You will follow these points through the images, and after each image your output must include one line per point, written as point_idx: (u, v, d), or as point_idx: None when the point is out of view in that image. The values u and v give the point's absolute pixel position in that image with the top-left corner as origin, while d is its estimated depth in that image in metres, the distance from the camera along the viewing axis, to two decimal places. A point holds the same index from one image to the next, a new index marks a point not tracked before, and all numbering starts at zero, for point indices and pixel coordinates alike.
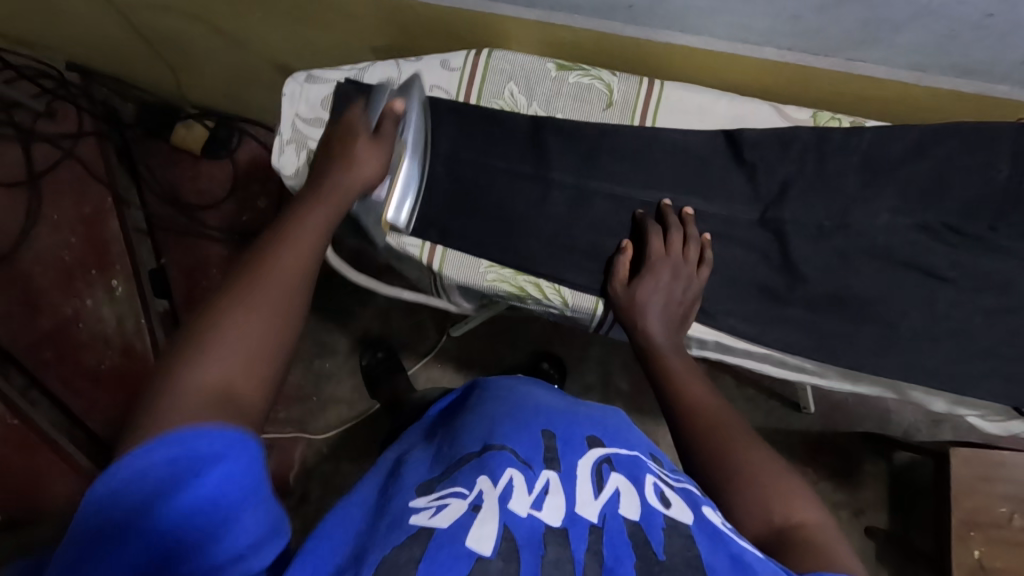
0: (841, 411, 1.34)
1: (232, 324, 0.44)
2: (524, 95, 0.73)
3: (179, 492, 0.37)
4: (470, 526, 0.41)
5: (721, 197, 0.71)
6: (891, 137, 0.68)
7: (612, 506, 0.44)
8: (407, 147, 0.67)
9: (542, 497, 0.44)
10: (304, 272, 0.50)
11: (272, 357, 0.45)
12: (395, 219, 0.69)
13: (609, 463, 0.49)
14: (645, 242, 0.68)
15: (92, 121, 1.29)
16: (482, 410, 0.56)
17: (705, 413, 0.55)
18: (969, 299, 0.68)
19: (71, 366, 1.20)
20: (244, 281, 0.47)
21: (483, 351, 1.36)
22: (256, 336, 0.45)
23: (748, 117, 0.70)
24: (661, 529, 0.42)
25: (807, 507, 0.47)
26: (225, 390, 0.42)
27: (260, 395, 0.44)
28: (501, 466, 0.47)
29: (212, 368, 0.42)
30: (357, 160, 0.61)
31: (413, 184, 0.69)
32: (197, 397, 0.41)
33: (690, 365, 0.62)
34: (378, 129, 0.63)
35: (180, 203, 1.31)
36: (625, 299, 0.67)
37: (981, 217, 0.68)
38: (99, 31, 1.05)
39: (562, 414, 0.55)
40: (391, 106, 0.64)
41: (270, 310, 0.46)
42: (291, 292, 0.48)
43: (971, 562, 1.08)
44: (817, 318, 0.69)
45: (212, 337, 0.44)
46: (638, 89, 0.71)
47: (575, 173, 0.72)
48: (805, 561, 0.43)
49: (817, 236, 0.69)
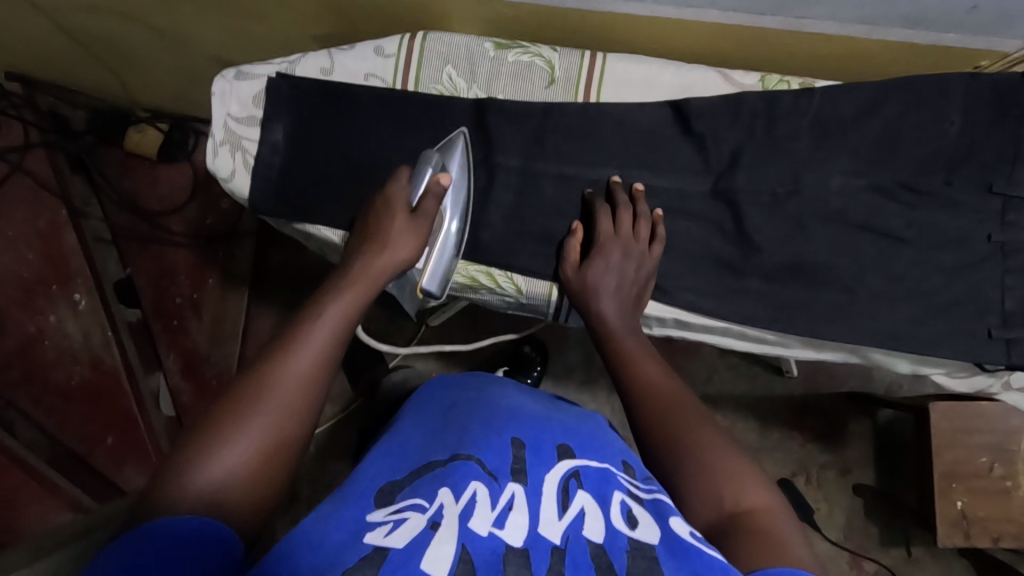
0: (823, 373, 1.34)
1: (239, 431, 0.43)
2: (464, 77, 0.70)
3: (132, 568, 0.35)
4: (427, 544, 0.39)
5: (671, 169, 0.69)
6: (841, 96, 0.66)
7: (576, 528, 0.42)
8: (446, 215, 0.67)
9: (505, 513, 0.43)
10: (321, 377, 0.48)
11: (270, 472, 0.43)
12: (429, 286, 0.68)
13: (577, 478, 0.48)
14: (594, 223, 0.67)
15: (37, 132, 1.25)
16: (453, 420, 0.55)
17: (660, 396, 0.54)
18: (927, 257, 0.66)
19: (40, 385, 1.18)
20: (258, 377, 0.46)
21: (461, 338, 1.35)
22: (264, 440, 0.43)
23: (695, 85, 0.68)
24: (626, 551, 0.41)
25: (758, 491, 0.46)
26: (220, 500, 0.41)
27: (251, 513, 0.42)
28: (464, 478, 0.45)
29: (215, 472, 0.41)
30: (392, 243, 0.60)
31: (447, 253, 0.68)
32: (189, 507, 0.40)
33: (645, 345, 0.60)
34: (418, 206, 0.63)
35: (141, 212, 1.27)
36: (577, 284, 0.66)
37: (936, 171, 0.66)
38: (35, 38, 1.01)
39: (534, 421, 0.54)
40: (436, 180, 0.64)
41: (281, 411, 0.45)
42: (305, 394, 0.46)
43: (955, 514, 1.10)
44: (774, 287, 0.68)
45: (215, 442, 0.42)
46: (581, 64, 0.69)
47: (523, 156, 0.70)
48: (751, 549, 0.42)
49: (771, 203, 0.68)
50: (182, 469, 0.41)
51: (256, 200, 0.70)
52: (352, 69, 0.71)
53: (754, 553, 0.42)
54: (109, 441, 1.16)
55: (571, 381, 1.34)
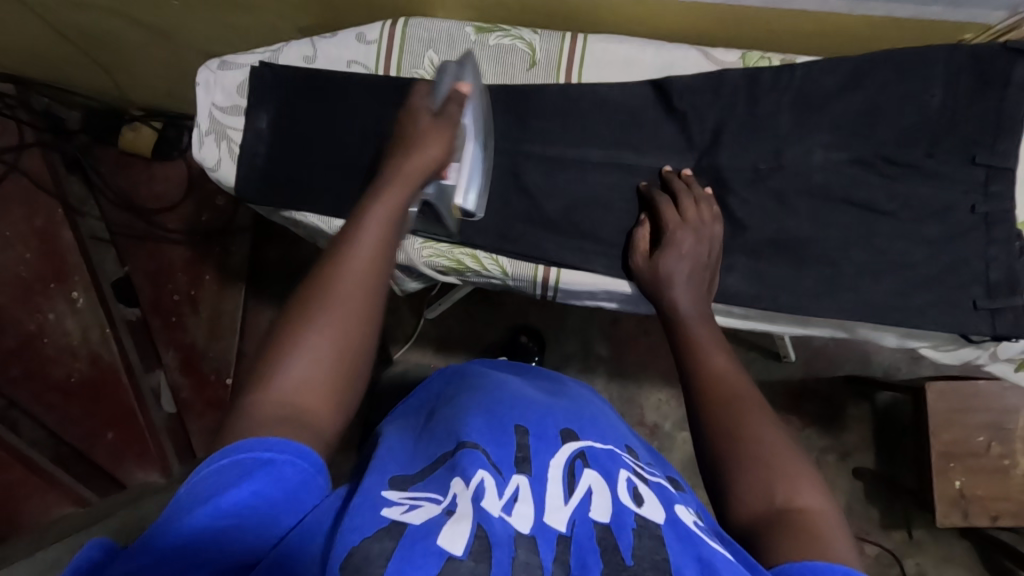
0: (821, 357, 1.34)
1: (306, 341, 0.45)
2: (445, 62, 0.70)
3: (226, 489, 0.37)
4: (444, 524, 0.39)
5: (655, 149, 0.69)
6: (821, 72, 0.66)
7: (582, 511, 0.43)
8: (469, 131, 0.63)
9: (512, 503, 0.43)
10: (376, 283, 0.48)
11: (345, 371, 0.46)
12: (465, 204, 0.65)
13: (583, 458, 0.48)
14: (659, 215, 0.65)
15: (32, 132, 1.25)
16: (459, 403, 0.56)
17: (729, 386, 0.53)
18: (910, 229, 0.66)
19: (40, 382, 1.18)
20: (314, 289, 0.47)
21: (459, 329, 1.36)
22: (332, 347, 0.45)
23: (676, 64, 0.69)
24: (632, 529, 0.41)
25: (814, 496, 0.46)
26: (298, 403, 0.43)
27: (331, 412, 0.44)
28: (472, 466, 0.45)
29: (291, 380, 0.44)
30: (422, 143, 0.57)
31: (476, 168, 0.65)
32: (272, 412, 0.42)
33: (714, 334, 0.59)
34: (444, 109, 0.60)
35: (135, 209, 1.30)
36: (648, 273, 0.64)
37: (917, 144, 0.66)
38: (26, 38, 1.02)
39: (539, 407, 0.54)
40: (456, 88, 0.61)
41: (344, 315, 0.46)
42: (363, 298, 0.47)
43: (953, 493, 1.09)
44: (759, 263, 0.68)
45: (285, 354, 0.44)
46: (561, 46, 0.69)
47: (507, 138, 0.70)
48: (799, 545, 0.42)
49: (753, 179, 0.68)
50: (260, 385, 0.43)
51: (242, 187, 0.71)
52: (334, 56, 0.72)
53: (799, 548, 0.42)
54: (110, 437, 1.17)
55: (569, 369, 1.35)
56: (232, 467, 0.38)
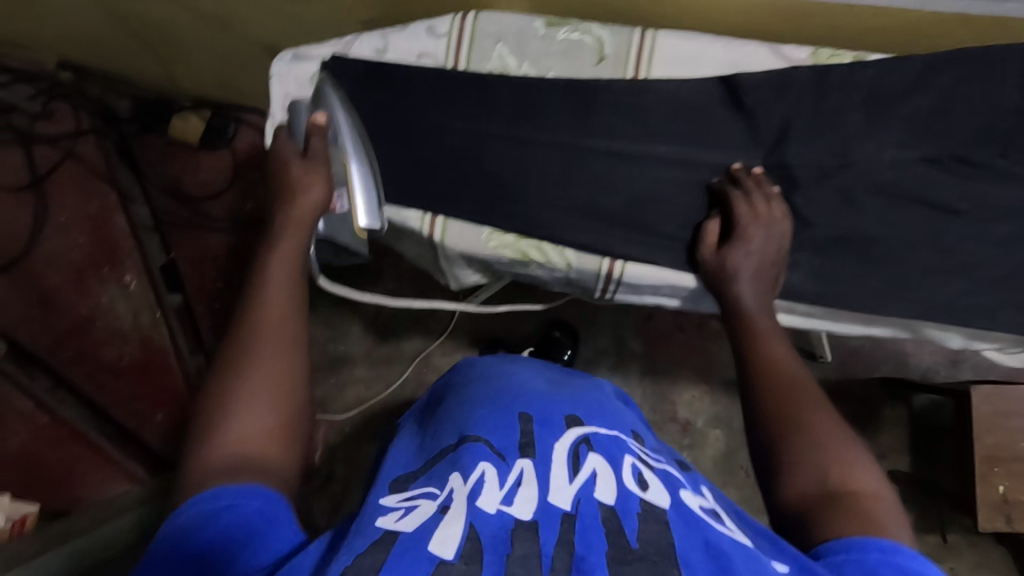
0: (857, 358, 1.34)
1: (240, 396, 0.48)
2: (514, 56, 0.71)
3: (191, 537, 0.40)
4: (435, 529, 0.40)
5: (722, 144, 0.69)
6: (895, 69, 0.66)
7: (587, 490, 0.44)
8: (348, 151, 0.67)
9: (514, 489, 0.44)
10: (286, 328, 0.52)
11: (286, 415, 0.49)
12: (369, 223, 0.68)
13: (588, 443, 0.50)
14: (730, 208, 0.66)
15: (87, 118, 1.28)
16: (464, 396, 0.58)
17: (784, 376, 0.54)
18: (980, 230, 0.66)
19: (91, 363, 1.21)
20: (233, 356, 0.50)
21: (493, 323, 1.37)
22: (267, 392, 0.49)
23: (745, 61, 0.69)
24: (637, 513, 0.42)
25: (869, 475, 0.47)
26: (243, 453, 0.46)
27: (280, 452, 0.47)
28: (474, 460, 0.47)
29: (232, 436, 0.46)
30: (301, 187, 0.62)
31: (370, 185, 0.68)
32: (219, 468, 0.44)
33: (777, 329, 0.60)
34: (308, 148, 0.64)
35: (183, 196, 1.32)
36: (716, 265, 0.65)
37: (990, 144, 0.66)
38: (91, 27, 1.04)
39: (539, 395, 0.56)
40: (313, 121, 0.65)
41: (270, 361, 0.50)
42: (282, 341, 0.52)
43: (995, 497, 1.08)
44: (826, 260, 0.68)
45: (221, 415, 0.47)
46: (630, 40, 0.70)
47: (573, 132, 0.71)
48: (852, 523, 0.43)
49: (822, 177, 0.68)
50: (201, 451, 0.46)
51: None
52: (404, 49, 0.73)
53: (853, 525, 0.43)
54: (160, 418, 1.20)
55: (602, 365, 1.36)
56: (196, 515, 0.41)
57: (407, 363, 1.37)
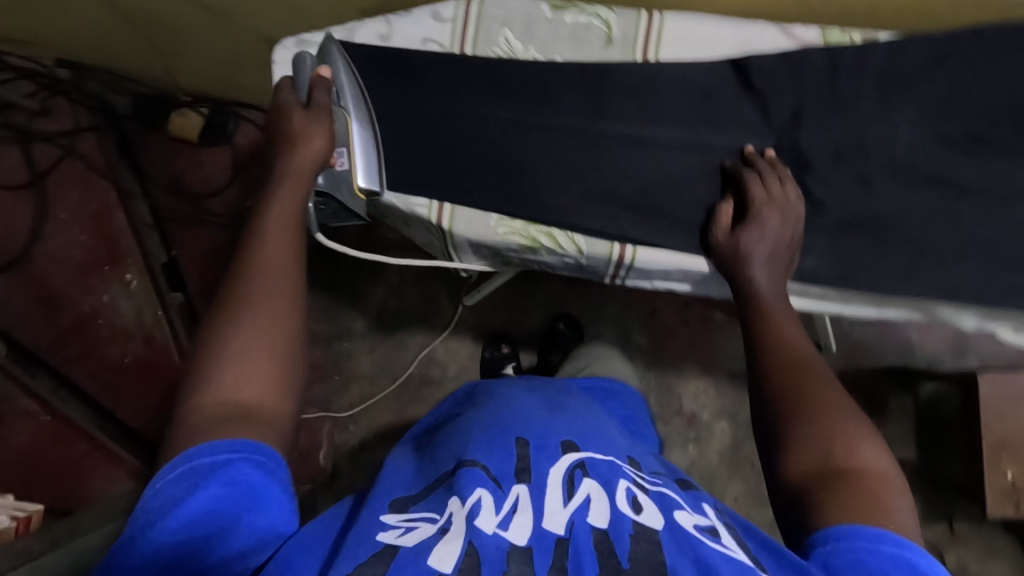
0: (863, 348, 1.33)
1: (232, 343, 0.47)
2: (521, 40, 0.71)
3: (183, 501, 0.40)
4: (432, 546, 0.41)
5: (733, 127, 0.69)
6: (908, 48, 0.65)
7: (581, 514, 0.43)
8: (349, 111, 0.67)
9: (509, 516, 0.44)
10: (281, 279, 0.51)
11: (279, 365, 0.48)
12: (367, 182, 0.67)
13: (583, 468, 0.49)
14: (745, 191, 0.65)
15: (87, 115, 1.28)
16: (460, 423, 0.57)
17: (793, 355, 0.54)
18: (995, 209, 0.66)
19: (95, 362, 1.20)
20: (228, 303, 0.50)
21: (497, 318, 1.36)
22: (265, 337, 0.48)
23: (754, 42, 0.69)
24: (629, 535, 0.42)
25: (875, 453, 0.46)
26: (234, 400, 0.45)
27: (271, 401, 0.47)
28: (470, 485, 0.46)
29: (223, 384, 0.46)
30: (302, 137, 0.60)
31: (369, 146, 0.67)
32: (210, 417, 0.44)
33: (789, 311, 0.59)
34: (311, 101, 0.63)
35: (185, 192, 1.32)
36: (729, 249, 0.64)
37: (1005, 123, 0.65)
38: (90, 24, 1.03)
39: (537, 420, 0.55)
40: (318, 74, 0.65)
41: (268, 304, 0.50)
42: (278, 291, 0.50)
43: (1005, 485, 1.07)
44: (840, 243, 0.67)
45: (213, 363, 0.46)
46: (638, 23, 0.69)
47: (583, 116, 0.70)
48: (855, 505, 0.43)
49: (835, 158, 0.67)
50: (194, 397, 0.45)
51: None
52: (410, 34, 0.72)
53: (859, 509, 0.43)
54: (163, 417, 1.19)
55: None
56: (187, 479, 0.41)
57: (412, 359, 1.36)
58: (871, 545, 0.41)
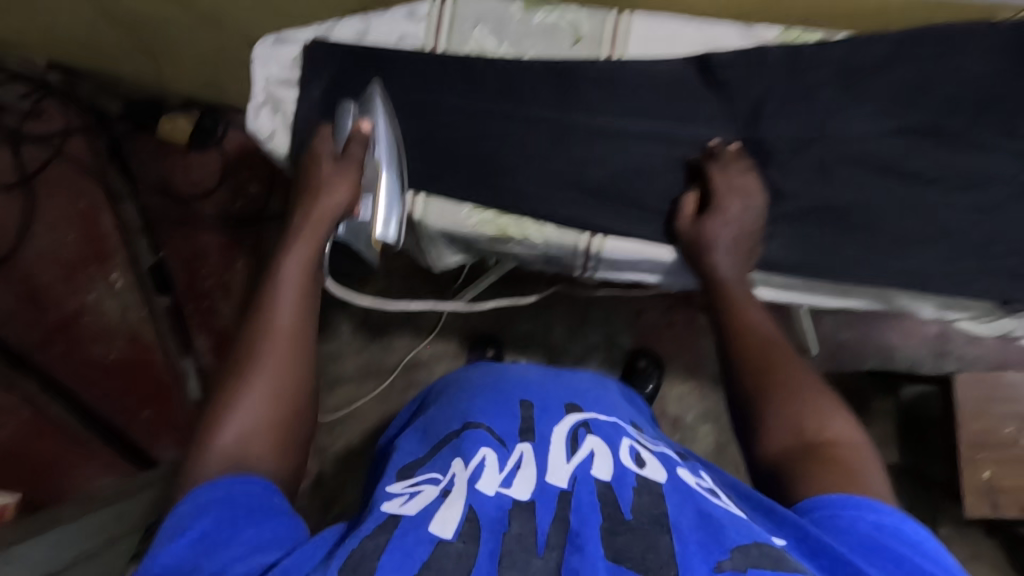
0: (844, 351, 1.34)
1: (245, 390, 0.52)
2: (493, 37, 0.73)
3: (188, 527, 0.42)
4: (437, 509, 0.42)
5: (699, 120, 0.71)
6: (865, 43, 0.68)
7: (585, 468, 0.45)
8: (383, 162, 0.69)
9: (514, 472, 0.46)
10: (296, 334, 0.56)
11: (285, 417, 0.52)
12: (385, 235, 0.70)
13: (586, 426, 0.51)
14: (706, 180, 0.67)
15: (77, 117, 1.29)
16: (452, 396, 0.60)
17: (766, 336, 0.56)
18: (952, 198, 0.68)
19: (79, 359, 1.21)
20: (246, 351, 0.54)
21: (482, 320, 1.37)
22: (274, 387, 0.52)
23: (717, 39, 0.71)
24: (632, 487, 0.43)
25: (844, 425, 0.48)
26: (240, 445, 0.50)
27: (274, 450, 0.51)
28: (475, 445, 0.49)
29: (233, 427, 0.50)
30: (325, 188, 0.65)
31: (395, 200, 0.70)
32: (218, 459, 0.49)
33: (750, 296, 0.61)
34: (345, 152, 0.67)
35: (173, 194, 1.29)
36: (693, 235, 0.66)
37: (961, 115, 0.68)
38: (80, 27, 1.06)
39: (535, 386, 0.58)
40: (358, 128, 0.67)
41: (277, 363, 0.54)
42: (290, 344, 0.55)
43: (981, 484, 1.08)
44: (803, 231, 0.69)
45: (225, 407, 0.51)
46: (605, 22, 0.72)
47: (554, 109, 0.72)
48: (830, 476, 0.45)
49: (797, 149, 0.69)
50: (206, 438, 0.50)
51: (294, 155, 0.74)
52: (386, 32, 0.74)
53: (835, 479, 0.44)
54: (146, 415, 1.19)
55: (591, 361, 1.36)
56: (194, 508, 0.44)
57: (397, 360, 1.37)
58: (844, 514, 0.42)
